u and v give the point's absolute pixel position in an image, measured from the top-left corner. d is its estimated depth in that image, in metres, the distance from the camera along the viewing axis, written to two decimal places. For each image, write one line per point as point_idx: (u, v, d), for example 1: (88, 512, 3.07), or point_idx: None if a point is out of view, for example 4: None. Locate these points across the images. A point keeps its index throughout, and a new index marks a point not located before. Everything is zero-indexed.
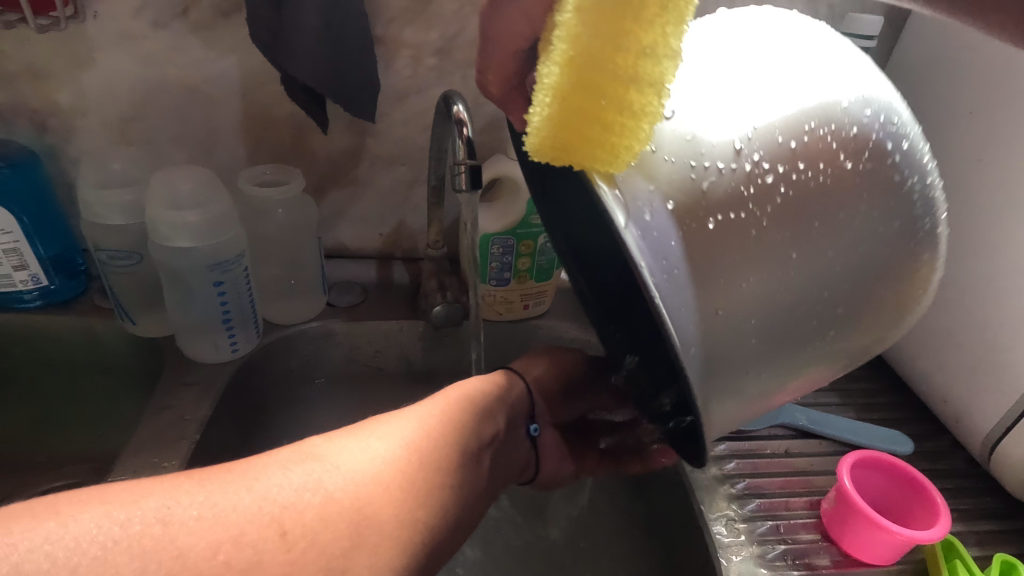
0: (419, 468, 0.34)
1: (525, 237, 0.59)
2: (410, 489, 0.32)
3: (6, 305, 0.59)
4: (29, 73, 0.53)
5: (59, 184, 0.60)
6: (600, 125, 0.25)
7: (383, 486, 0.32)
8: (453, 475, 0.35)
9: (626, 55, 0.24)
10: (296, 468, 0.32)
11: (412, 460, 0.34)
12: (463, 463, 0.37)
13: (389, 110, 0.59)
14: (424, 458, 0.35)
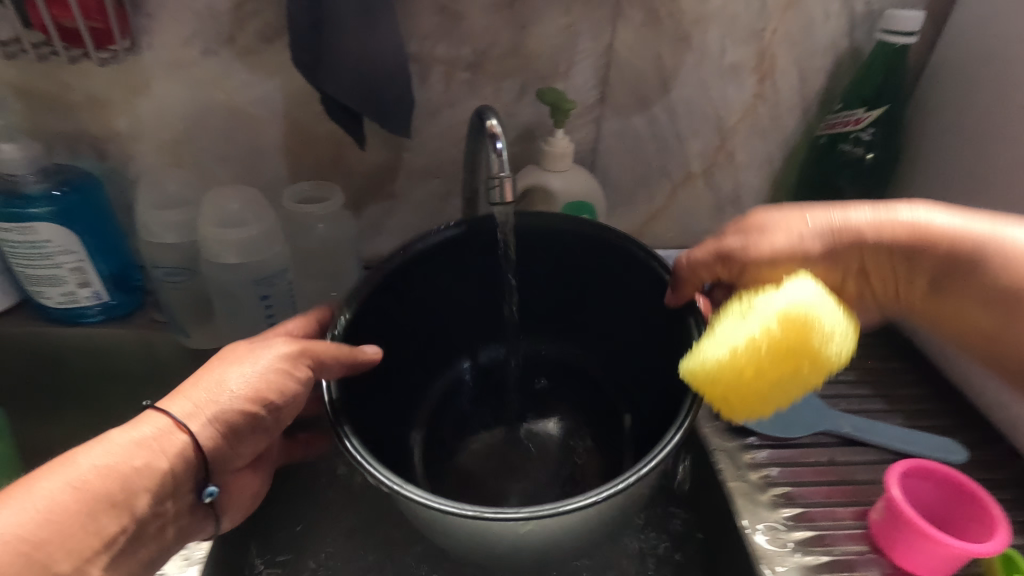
0: (104, 497, 0.35)
1: None
2: (101, 505, 0.34)
3: (71, 320, 0.63)
4: (91, 103, 0.57)
5: (118, 205, 0.64)
6: (754, 385, 0.39)
7: (78, 504, 0.34)
8: (135, 509, 0.36)
9: (795, 360, 0.38)
10: (63, 469, 0.34)
11: (123, 491, 0.35)
12: (159, 499, 0.38)
13: (423, 125, 0.61)
14: (150, 477, 0.37)
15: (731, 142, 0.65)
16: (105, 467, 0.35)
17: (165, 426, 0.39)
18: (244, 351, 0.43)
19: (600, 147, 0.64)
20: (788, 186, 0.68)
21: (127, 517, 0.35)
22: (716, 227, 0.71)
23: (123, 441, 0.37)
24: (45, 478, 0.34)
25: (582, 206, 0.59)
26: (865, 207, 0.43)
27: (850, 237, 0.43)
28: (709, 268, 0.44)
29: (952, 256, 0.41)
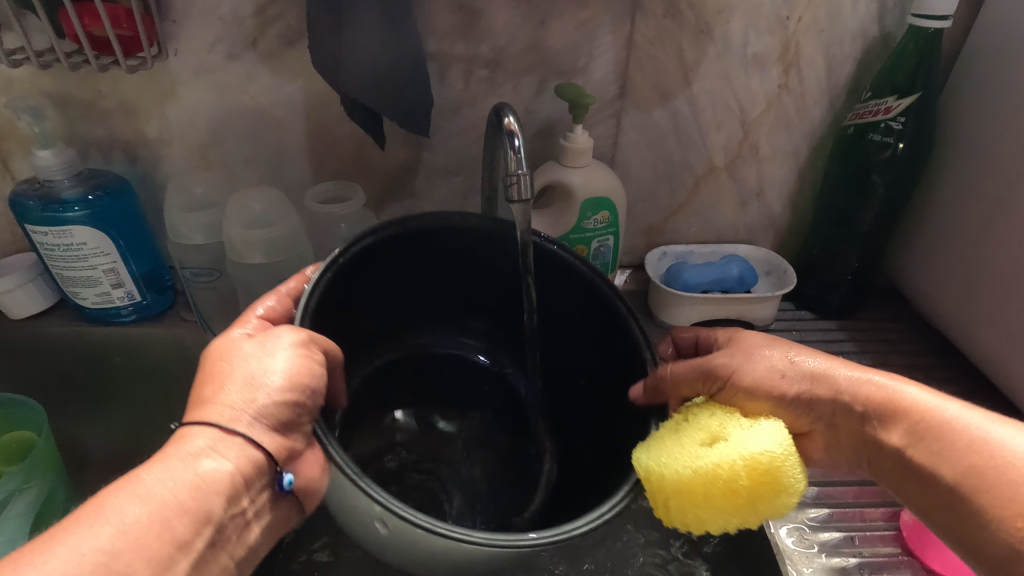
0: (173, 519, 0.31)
1: (579, 242, 0.60)
2: (171, 529, 0.31)
3: (107, 320, 0.65)
4: (122, 109, 0.59)
5: (149, 207, 0.66)
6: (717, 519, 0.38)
7: (149, 530, 0.30)
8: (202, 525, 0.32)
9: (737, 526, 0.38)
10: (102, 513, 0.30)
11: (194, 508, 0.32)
12: (231, 501, 0.33)
13: (443, 123, 0.61)
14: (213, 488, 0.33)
15: (755, 135, 0.64)
16: (173, 484, 0.32)
17: (214, 438, 0.34)
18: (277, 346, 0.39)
19: (621, 141, 0.63)
20: (814, 178, 0.66)
21: (209, 528, 0.32)
22: (741, 221, 0.70)
23: (165, 467, 0.32)
24: (111, 497, 0.31)
25: (602, 202, 0.58)
26: (918, 386, 0.40)
27: (866, 402, 0.40)
28: (693, 383, 0.42)
29: (968, 453, 0.36)
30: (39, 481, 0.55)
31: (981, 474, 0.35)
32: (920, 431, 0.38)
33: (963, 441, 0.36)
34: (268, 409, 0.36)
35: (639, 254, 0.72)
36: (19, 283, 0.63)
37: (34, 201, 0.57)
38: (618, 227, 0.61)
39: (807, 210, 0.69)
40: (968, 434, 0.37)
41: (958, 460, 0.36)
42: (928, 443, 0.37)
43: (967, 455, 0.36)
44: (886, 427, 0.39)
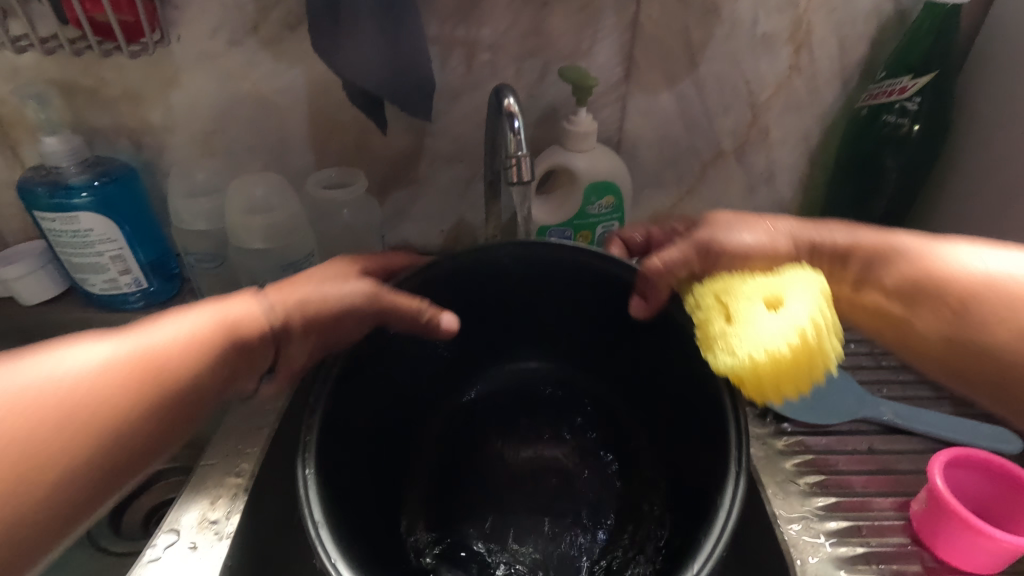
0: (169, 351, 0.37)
1: (582, 228, 0.60)
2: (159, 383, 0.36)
3: (116, 307, 0.66)
4: (127, 97, 0.59)
5: (155, 195, 0.66)
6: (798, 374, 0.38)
7: (133, 394, 0.35)
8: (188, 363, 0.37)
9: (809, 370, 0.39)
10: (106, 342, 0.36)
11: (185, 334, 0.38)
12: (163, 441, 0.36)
13: (445, 109, 0.61)
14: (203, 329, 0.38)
15: (764, 119, 0.62)
16: (111, 358, 0.35)
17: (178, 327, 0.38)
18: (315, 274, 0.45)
19: (627, 126, 0.62)
20: (826, 163, 0.65)
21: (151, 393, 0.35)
22: (750, 208, 0.68)
23: (104, 347, 0.35)
24: (40, 354, 0.34)
25: (606, 186, 0.58)
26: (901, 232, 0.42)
27: (840, 241, 0.44)
28: (687, 262, 0.45)
29: (980, 301, 0.37)
30: None
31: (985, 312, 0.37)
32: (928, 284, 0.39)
33: (961, 289, 0.38)
34: (239, 335, 0.40)
35: None
36: (29, 270, 0.64)
37: (42, 188, 0.58)
38: (623, 213, 0.60)
39: (819, 196, 0.67)
40: (976, 278, 0.38)
41: (947, 286, 0.38)
42: (918, 284, 0.40)
43: (945, 287, 0.38)
44: (874, 280, 0.42)
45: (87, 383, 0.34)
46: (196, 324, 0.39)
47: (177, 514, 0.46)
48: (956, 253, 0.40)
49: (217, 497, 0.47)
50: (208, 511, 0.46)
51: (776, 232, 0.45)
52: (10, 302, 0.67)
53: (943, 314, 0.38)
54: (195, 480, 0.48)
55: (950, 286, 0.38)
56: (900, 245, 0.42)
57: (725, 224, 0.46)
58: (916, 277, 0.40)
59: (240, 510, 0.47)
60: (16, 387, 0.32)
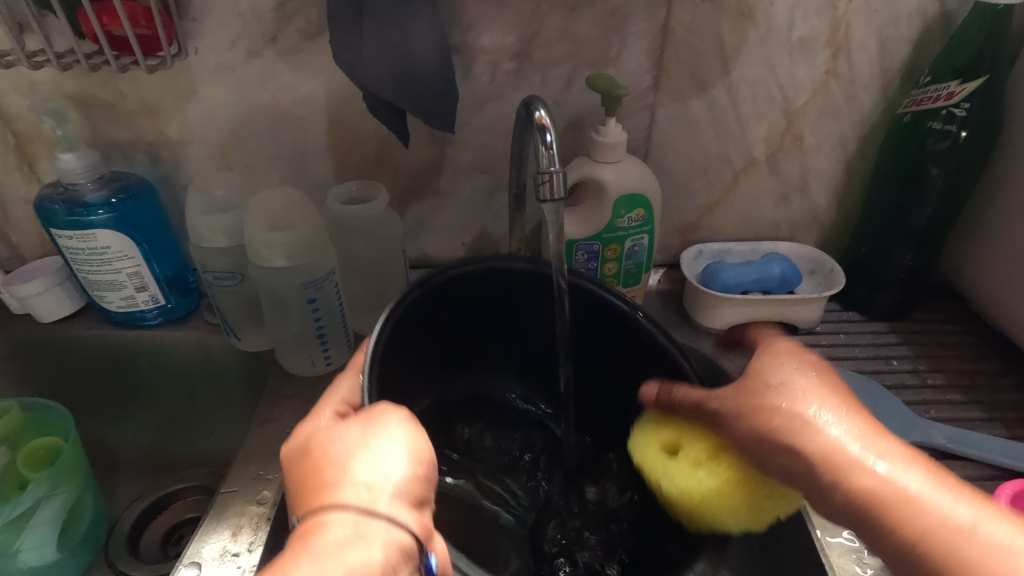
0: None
1: (611, 241, 0.57)
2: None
3: (133, 324, 0.65)
4: (144, 110, 0.58)
5: (172, 209, 0.65)
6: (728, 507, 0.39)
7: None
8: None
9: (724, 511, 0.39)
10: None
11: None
12: None
13: (468, 119, 0.59)
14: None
15: (799, 125, 0.60)
16: None
17: (355, 520, 0.29)
18: (349, 435, 0.34)
19: (655, 135, 0.60)
20: (863, 170, 0.62)
21: None
22: (782, 217, 0.66)
23: None
24: None
25: (636, 199, 0.55)
26: (914, 469, 0.33)
27: (810, 444, 0.35)
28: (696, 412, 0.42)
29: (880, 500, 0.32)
30: (66, 488, 0.54)
31: (875, 496, 0.33)
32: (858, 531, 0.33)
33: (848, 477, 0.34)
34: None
35: (673, 252, 0.69)
36: (45, 287, 0.63)
37: (59, 206, 0.57)
38: (653, 226, 0.57)
39: (855, 204, 0.64)
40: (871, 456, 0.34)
41: (932, 553, 0.31)
42: (895, 540, 0.32)
43: (947, 548, 0.31)
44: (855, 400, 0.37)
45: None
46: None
47: (198, 546, 0.44)
48: (971, 520, 0.31)
49: (239, 527, 0.46)
50: (230, 544, 0.45)
51: (794, 400, 0.36)
52: (27, 318, 0.66)
53: (907, 557, 0.32)
54: (217, 507, 0.47)
55: (952, 547, 0.31)
56: (901, 481, 0.33)
57: (768, 369, 0.39)
58: (911, 529, 0.32)
59: (262, 541, 0.45)
60: None
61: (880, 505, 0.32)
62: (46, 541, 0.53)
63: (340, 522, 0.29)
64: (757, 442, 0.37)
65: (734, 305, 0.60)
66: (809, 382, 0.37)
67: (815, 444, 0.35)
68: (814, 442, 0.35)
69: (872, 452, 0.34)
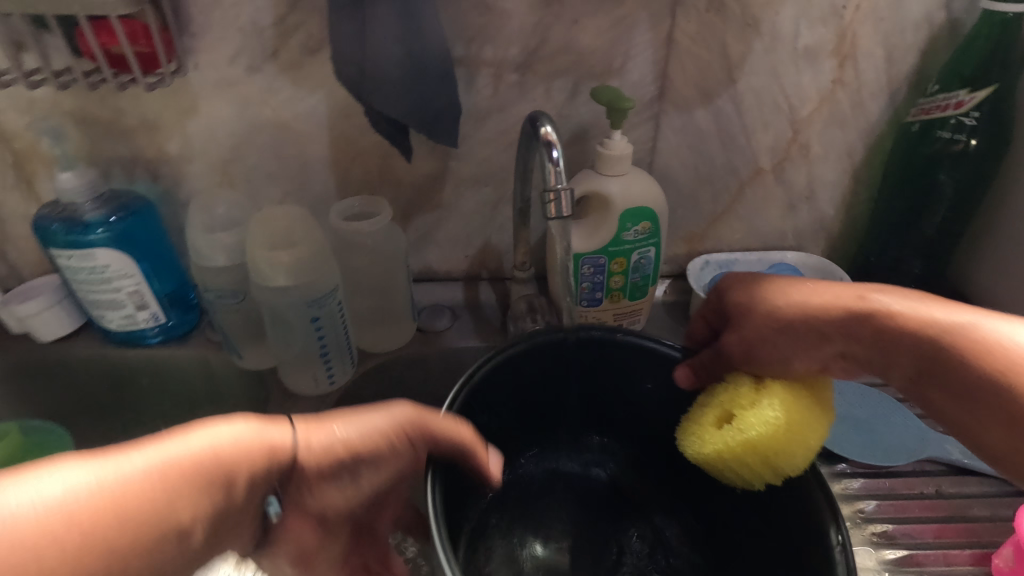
0: (183, 492, 0.30)
1: (617, 255, 0.56)
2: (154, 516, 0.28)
3: (133, 343, 0.64)
4: (143, 127, 0.57)
5: (172, 226, 0.64)
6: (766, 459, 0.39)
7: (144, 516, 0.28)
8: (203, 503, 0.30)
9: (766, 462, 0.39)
10: (109, 459, 0.29)
11: (202, 466, 0.31)
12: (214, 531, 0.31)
13: (471, 131, 0.58)
14: (214, 472, 0.31)
15: (806, 134, 0.59)
16: (197, 454, 0.31)
17: (248, 432, 0.33)
18: (364, 416, 0.36)
19: (660, 145, 0.59)
20: (871, 179, 0.62)
21: (186, 537, 0.29)
22: (789, 226, 0.65)
23: (201, 443, 0.31)
24: (126, 453, 0.30)
25: (642, 212, 0.55)
26: (893, 295, 0.40)
27: (810, 311, 0.40)
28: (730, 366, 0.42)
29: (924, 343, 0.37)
30: None
31: (902, 333, 0.38)
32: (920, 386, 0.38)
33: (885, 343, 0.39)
34: (261, 470, 0.33)
35: (679, 263, 0.68)
36: (45, 306, 0.62)
37: (57, 225, 0.56)
38: (660, 238, 0.57)
39: (862, 213, 0.64)
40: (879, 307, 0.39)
41: (984, 363, 0.35)
42: (936, 369, 0.36)
43: (979, 355, 0.35)
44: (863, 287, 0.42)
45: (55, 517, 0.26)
46: (219, 443, 0.32)
47: None
48: (972, 321, 0.37)
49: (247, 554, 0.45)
50: None
51: (800, 293, 0.42)
52: (25, 338, 0.65)
53: (950, 370, 0.36)
54: None
55: (977, 351, 0.35)
56: (922, 317, 0.38)
57: (752, 293, 0.43)
58: (938, 345, 0.37)
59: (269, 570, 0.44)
60: (87, 483, 0.28)
61: (929, 356, 0.37)
62: None
63: (234, 424, 0.33)
64: (776, 331, 0.41)
65: None
66: (787, 280, 0.44)
67: (818, 304, 0.41)
68: (813, 305, 0.41)
69: (896, 302, 0.39)
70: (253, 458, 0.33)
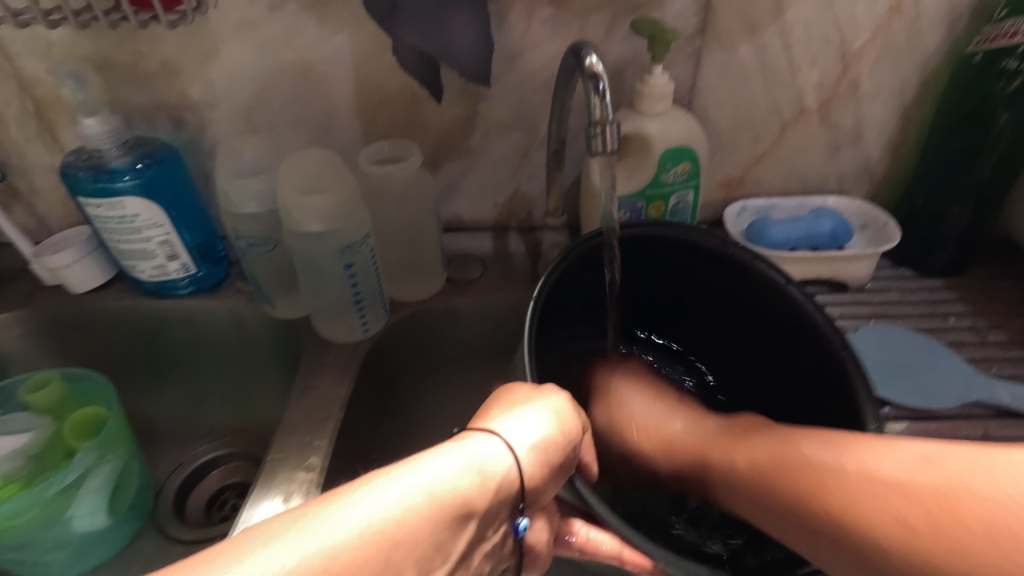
0: (442, 524, 0.31)
1: (655, 198, 0.55)
2: (420, 549, 0.30)
3: (165, 292, 0.64)
4: (164, 71, 0.55)
5: (197, 175, 0.63)
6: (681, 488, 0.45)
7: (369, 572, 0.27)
8: (446, 537, 0.31)
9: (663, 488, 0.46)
10: (319, 526, 0.28)
11: (440, 509, 0.31)
12: (483, 526, 0.33)
13: (502, 72, 0.56)
14: (454, 510, 0.32)
15: (856, 70, 0.56)
16: (467, 484, 0.33)
17: (510, 464, 0.35)
18: (521, 391, 0.41)
19: (700, 85, 0.56)
20: (921, 117, 0.59)
21: (471, 522, 0.32)
22: (832, 169, 0.63)
23: (459, 460, 0.34)
24: (389, 477, 0.31)
25: (682, 152, 0.53)
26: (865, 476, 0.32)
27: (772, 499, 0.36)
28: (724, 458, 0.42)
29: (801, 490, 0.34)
30: (112, 456, 0.54)
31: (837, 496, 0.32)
32: (772, 494, 0.36)
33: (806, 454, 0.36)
34: (494, 498, 0.34)
35: (714, 210, 0.66)
36: (75, 258, 0.62)
37: (84, 173, 0.55)
38: (699, 181, 0.55)
39: (909, 154, 0.61)
40: (853, 506, 0.31)
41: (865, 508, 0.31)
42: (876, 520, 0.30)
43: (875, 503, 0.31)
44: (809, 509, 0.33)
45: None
46: (454, 484, 0.32)
47: (251, 510, 0.44)
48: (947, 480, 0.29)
49: (289, 492, 0.45)
50: (283, 508, 0.44)
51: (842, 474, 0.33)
52: (58, 290, 0.66)
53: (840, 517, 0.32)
54: (264, 474, 0.46)
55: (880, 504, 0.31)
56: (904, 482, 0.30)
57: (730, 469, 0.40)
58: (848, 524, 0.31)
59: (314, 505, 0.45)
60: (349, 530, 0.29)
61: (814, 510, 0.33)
62: (97, 508, 0.53)
63: (497, 447, 0.36)
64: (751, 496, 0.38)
65: (782, 263, 0.58)
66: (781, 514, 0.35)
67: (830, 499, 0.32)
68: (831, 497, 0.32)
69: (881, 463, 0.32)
70: (513, 487, 0.35)
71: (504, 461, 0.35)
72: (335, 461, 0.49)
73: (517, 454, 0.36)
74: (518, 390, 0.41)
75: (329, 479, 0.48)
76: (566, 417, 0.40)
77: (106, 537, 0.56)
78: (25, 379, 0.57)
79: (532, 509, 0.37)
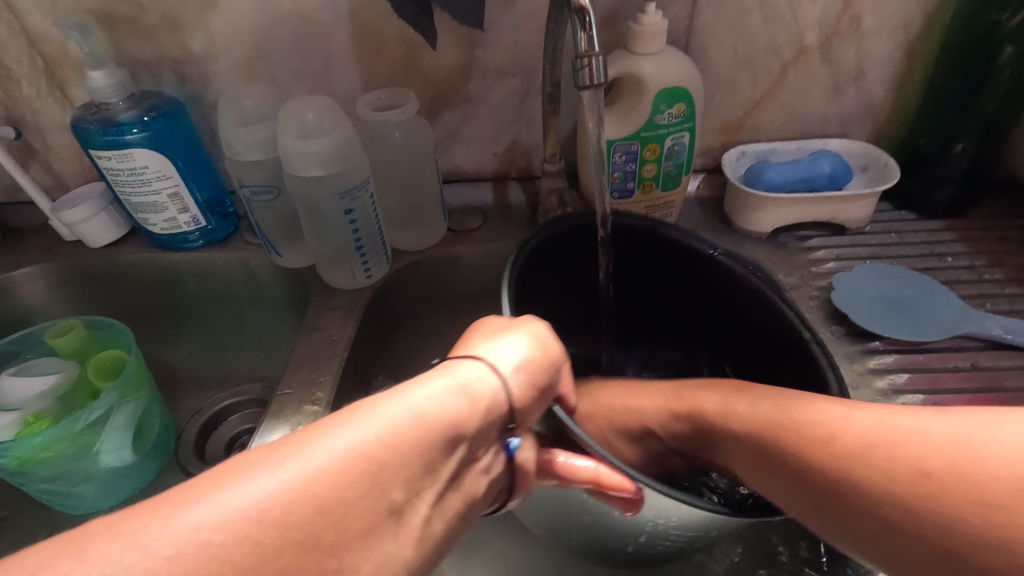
0: (427, 447, 0.29)
1: (650, 141, 0.55)
2: (410, 469, 0.28)
3: (177, 245, 0.66)
4: (167, 24, 0.57)
5: (203, 129, 0.64)
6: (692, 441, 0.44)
7: (353, 489, 0.26)
8: (435, 459, 0.30)
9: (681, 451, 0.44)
10: (300, 454, 0.27)
11: (427, 430, 0.30)
12: (476, 447, 0.32)
13: (498, 16, 0.56)
14: (441, 427, 0.30)
15: (858, 5, 0.55)
16: (454, 403, 0.32)
17: (496, 385, 0.34)
18: (497, 322, 0.40)
19: (698, 24, 0.56)
20: (925, 55, 0.58)
21: (461, 448, 0.31)
22: (834, 111, 0.62)
23: (444, 386, 0.32)
24: (351, 421, 0.29)
25: (677, 92, 0.53)
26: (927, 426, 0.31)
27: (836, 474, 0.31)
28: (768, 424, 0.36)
29: (901, 476, 0.29)
30: (133, 397, 0.57)
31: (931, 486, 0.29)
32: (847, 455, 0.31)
33: (843, 426, 0.32)
34: (483, 419, 0.33)
35: (714, 156, 0.66)
36: (91, 212, 0.64)
37: (94, 125, 0.57)
38: (694, 122, 0.55)
39: (913, 94, 0.60)
40: (888, 458, 0.30)
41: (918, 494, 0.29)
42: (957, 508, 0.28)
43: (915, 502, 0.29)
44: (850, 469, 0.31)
45: (240, 519, 0.24)
46: (440, 404, 0.31)
47: (261, 439, 0.47)
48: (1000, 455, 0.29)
49: (297, 424, 0.48)
50: None
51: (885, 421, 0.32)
52: (77, 245, 0.68)
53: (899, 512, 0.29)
54: (274, 408, 0.49)
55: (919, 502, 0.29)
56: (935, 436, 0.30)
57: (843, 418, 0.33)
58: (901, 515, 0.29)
59: None
60: (326, 455, 0.27)
61: (907, 499, 0.29)
62: (122, 444, 0.56)
63: (481, 370, 0.35)
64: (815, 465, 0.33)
65: (780, 206, 0.57)
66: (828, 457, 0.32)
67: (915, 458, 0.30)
68: (908, 452, 0.30)
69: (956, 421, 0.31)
70: (503, 407, 0.34)
71: (490, 383, 0.34)
72: (340, 395, 0.52)
73: (503, 374, 0.35)
74: (492, 322, 0.40)
75: (335, 412, 0.51)
76: (546, 341, 0.39)
77: (132, 474, 0.59)
78: (49, 326, 0.60)
79: (523, 430, 0.36)
